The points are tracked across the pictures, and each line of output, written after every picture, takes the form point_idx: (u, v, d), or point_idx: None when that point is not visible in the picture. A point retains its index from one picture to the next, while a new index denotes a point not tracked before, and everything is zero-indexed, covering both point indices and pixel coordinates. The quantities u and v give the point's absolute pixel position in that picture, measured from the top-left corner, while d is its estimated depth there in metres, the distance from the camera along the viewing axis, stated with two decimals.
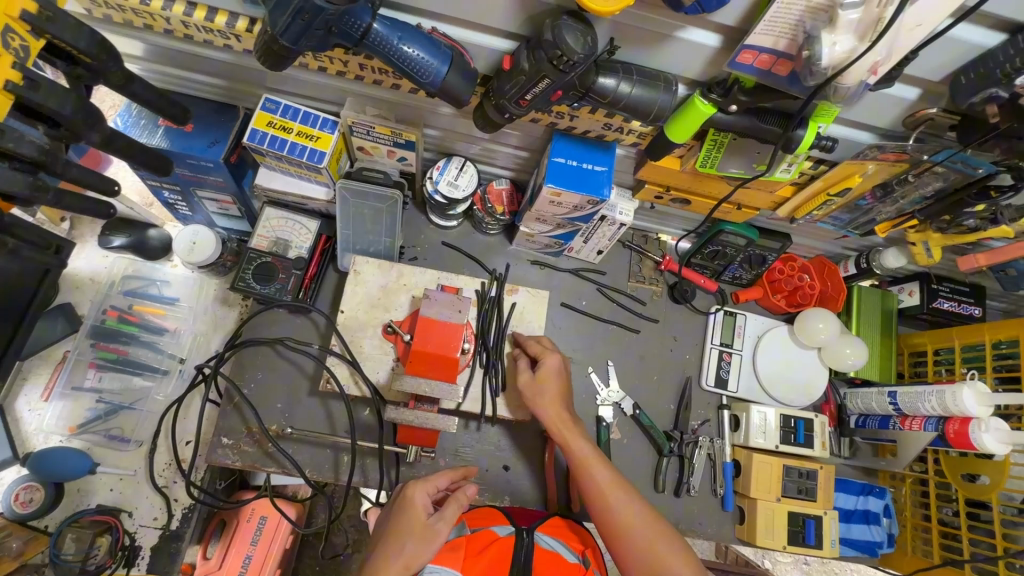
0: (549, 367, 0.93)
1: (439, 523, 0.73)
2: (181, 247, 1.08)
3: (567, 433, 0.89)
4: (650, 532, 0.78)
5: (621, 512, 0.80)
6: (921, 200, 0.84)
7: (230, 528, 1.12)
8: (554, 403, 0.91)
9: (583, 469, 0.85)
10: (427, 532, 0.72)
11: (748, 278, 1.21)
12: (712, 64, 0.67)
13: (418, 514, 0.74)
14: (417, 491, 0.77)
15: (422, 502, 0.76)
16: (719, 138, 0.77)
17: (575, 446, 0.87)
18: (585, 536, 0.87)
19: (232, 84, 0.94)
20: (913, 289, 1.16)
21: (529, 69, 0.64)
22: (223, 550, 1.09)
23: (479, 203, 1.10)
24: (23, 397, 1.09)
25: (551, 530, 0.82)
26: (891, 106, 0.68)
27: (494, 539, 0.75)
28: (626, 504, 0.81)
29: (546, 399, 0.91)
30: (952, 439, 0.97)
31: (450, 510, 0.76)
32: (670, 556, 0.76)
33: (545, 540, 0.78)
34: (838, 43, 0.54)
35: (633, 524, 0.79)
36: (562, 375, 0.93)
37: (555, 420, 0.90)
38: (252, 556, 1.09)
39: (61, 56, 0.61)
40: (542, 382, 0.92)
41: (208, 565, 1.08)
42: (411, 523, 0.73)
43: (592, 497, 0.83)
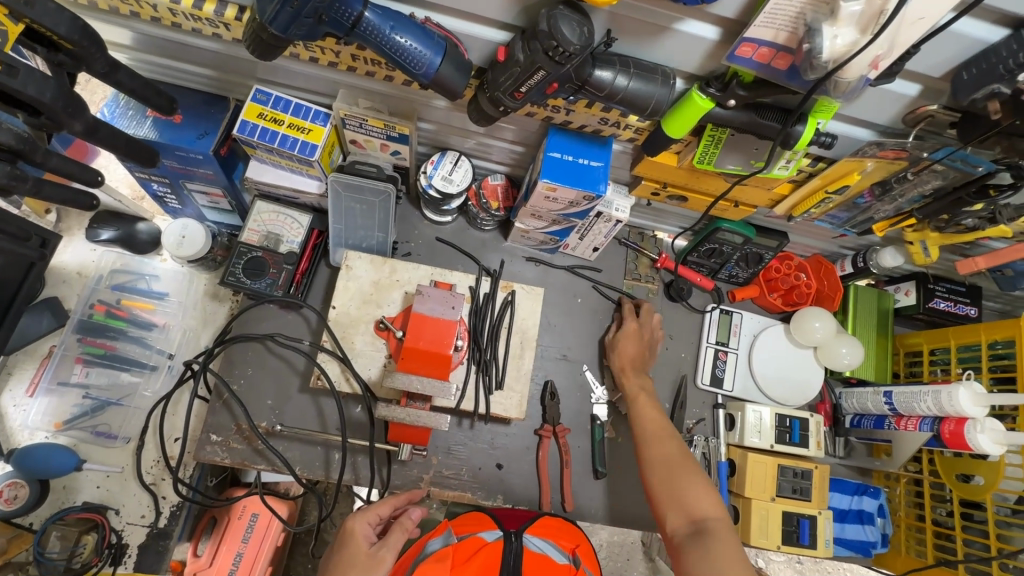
0: (628, 328, 1.09)
1: (383, 550, 0.76)
2: (170, 241, 1.06)
3: (635, 380, 1.05)
4: (682, 467, 0.87)
5: (662, 447, 0.91)
6: (919, 198, 0.83)
7: (221, 525, 1.11)
8: (625, 355, 1.07)
9: (638, 410, 0.99)
10: (371, 562, 0.75)
11: (745, 276, 1.20)
12: (710, 57, 0.66)
13: (360, 545, 0.77)
14: (359, 522, 0.80)
15: (364, 532, 0.79)
16: (717, 134, 0.76)
17: (637, 391, 1.02)
18: (577, 534, 0.86)
19: (222, 74, 0.92)
20: (910, 288, 1.16)
21: (524, 60, 0.62)
22: (213, 549, 1.09)
23: (474, 199, 1.09)
24: (8, 392, 1.07)
25: (540, 530, 0.81)
26: (892, 102, 0.66)
27: (481, 546, 0.74)
28: (669, 442, 0.92)
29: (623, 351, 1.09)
30: (947, 439, 0.96)
31: (394, 536, 0.78)
32: (696, 487, 0.84)
33: (535, 543, 0.77)
34: (839, 36, 0.53)
35: (669, 459, 0.89)
36: (637, 341, 1.09)
37: (626, 367, 1.06)
38: (243, 553, 1.08)
39: (43, 42, 0.59)
40: (621, 338, 1.09)
41: (197, 564, 1.08)
42: (354, 556, 0.75)
43: (640, 432, 0.96)
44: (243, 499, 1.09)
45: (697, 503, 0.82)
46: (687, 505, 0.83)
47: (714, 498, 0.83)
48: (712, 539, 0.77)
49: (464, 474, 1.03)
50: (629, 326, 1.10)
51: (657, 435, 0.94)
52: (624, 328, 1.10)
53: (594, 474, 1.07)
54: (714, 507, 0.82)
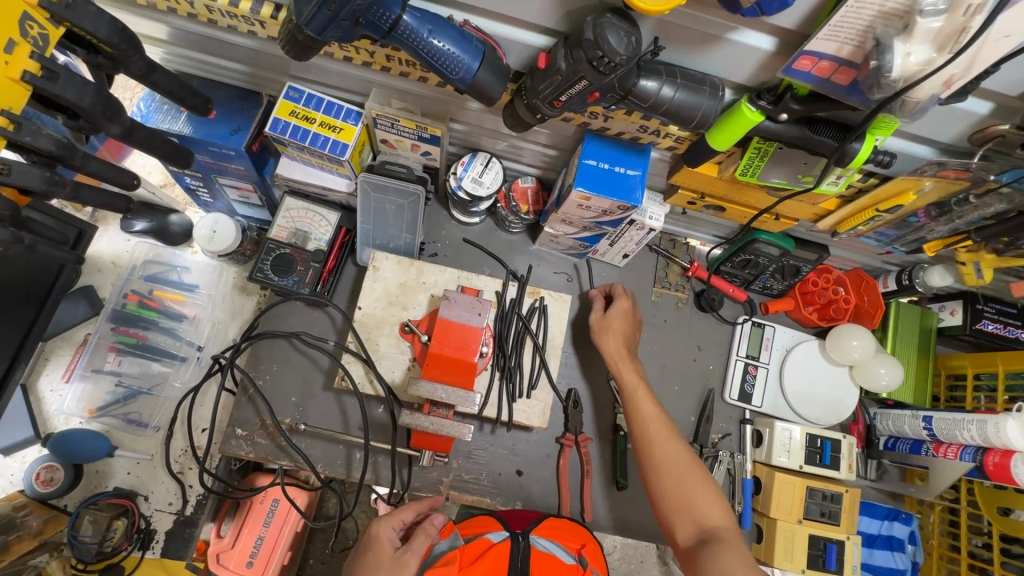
0: (620, 308, 1.05)
1: (407, 554, 0.74)
2: (202, 235, 1.07)
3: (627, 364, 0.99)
4: (688, 472, 0.83)
5: (667, 449, 0.86)
6: (980, 220, 0.77)
7: (243, 509, 1.10)
8: (617, 342, 1.02)
9: (633, 400, 0.93)
10: (396, 565, 0.73)
11: (779, 288, 1.15)
12: (764, 68, 0.62)
13: (385, 549, 0.76)
14: (382, 528, 0.79)
15: (389, 536, 0.78)
16: (764, 147, 0.72)
17: (629, 380, 0.96)
18: (585, 535, 0.85)
19: (255, 70, 0.91)
20: (956, 308, 1.11)
21: (566, 69, 0.60)
22: (236, 530, 1.08)
23: (503, 201, 1.06)
24: (45, 377, 1.10)
25: (547, 531, 0.81)
26: (959, 121, 0.62)
27: (488, 548, 0.73)
28: (668, 441, 0.87)
29: (615, 337, 1.03)
30: (991, 471, 0.92)
31: (417, 540, 0.76)
32: (701, 491, 0.81)
33: (542, 543, 0.77)
34: (912, 53, 0.49)
35: (674, 462, 0.84)
36: (627, 318, 1.05)
37: (614, 354, 1.00)
38: (264, 536, 1.08)
39: (82, 44, 0.58)
40: (611, 321, 1.04)
41: (222, 544, 1.07)
42: (379, 559, 0.75)
43: (637, 428, 0.90)
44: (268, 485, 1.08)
45: (706, 514, 0.79)
46: (697, 515, 0.79)
47: (720, 506, 0.80)
48: (717, 546, 0.74)
49: (484, 479, 1.03)
50: (626, 306, 1.05)
51: (659, 434, 0.88)
52: (618, 306, 1.05)
53: (615, 484, 1.06)
54: (720, 514, 0.79)
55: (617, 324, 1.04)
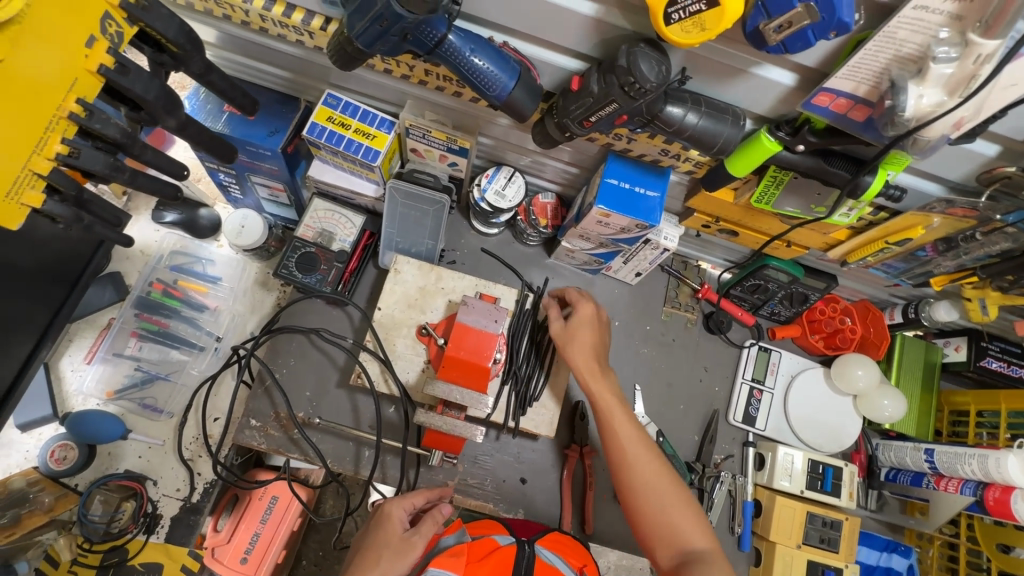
0: (582, 315, 0.94)
1: (416, 536, 0.78)
2: (230, 229, 1.11)
3: (602, 382, 0.87)
4: (671, 493, 0.77)
5: (648, 470, 0.79)
6: (985, 257, 0.80)
7: (242, 503, 1.13)
8: (585, 353, 0.90)
9: (609, 419, 0.84)
10: (404, 545, 0.77)
11: (787, 315, 1.18)
12: (783, 102, 0.65)
13: (394, 529, 0.79)
14: (394, 507, 0.83)
15: (400, 517, 0.81)
16: (780, 176, 0.76)
17: (604, 397, 0.86)
18: (584, 554, 0.86)
19: (297, 77, 0.96)
20: (960, 344, 1.13)
21: (598, 92, 0.64)
22: (233, 525, 1.11)
23: (523, 214, 1.10)
24: (67, 357, 1.13)
25: (551, 544, 0.81)
26: (968, 161, 0.65)
27: (494, 549, 0.74)
28: (648, 462, 0.80)
29: (582, 347, 0.91)
30: (990, 507, 0.93)
31: (426, 525, 0.80)
32: (683, 511, 0.76)
33: (546, 554, 0.77)
34: (925, 95, 0.53)
35: (656, 486, 0.77)
36: (593, 326, 0.93)
37: (583, 367, 0.89)
38: (260, 532, 1.10)
39: (148, 42, 0.63)
40: (576, 330, 0.93)
41: (217, 538, 1.10)
42: (388, 538, 0.78)
43: (616, 451, 0.81)
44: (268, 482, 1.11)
45: (691, 538, 0.74)
46: (681, 540, 0.74)
47: (700, 523, 0.75)
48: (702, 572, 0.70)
49: (488, 484, 1.05)
50: (584, 312, 0.94)
51: (639, 456, 0.80)
52: (579, 313, 0.94)
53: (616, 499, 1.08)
54: (699, 531, 0.75)
55: (583, 335, 0.92)
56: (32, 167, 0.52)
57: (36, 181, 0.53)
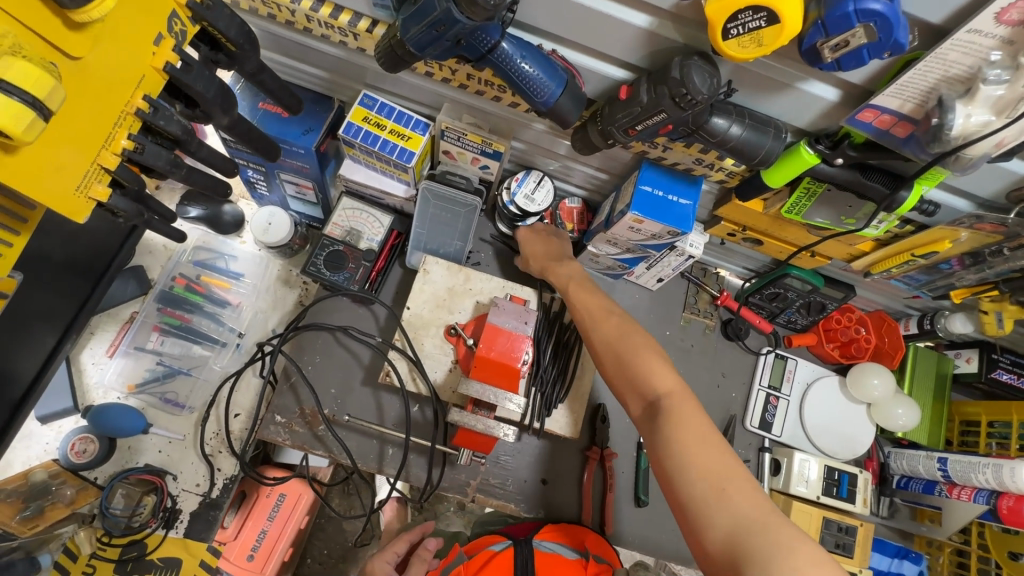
0: (525, 234, 1.08)
1: None
2: (257, 226, 1.12)
3: (559, 272, 0.99)
4: (630, 346, 0.79)
5: (609, 328, 0.83)
6: (1008, 272, 0.83)
7: (249, 500, 1.19)
8: (541, 258, 1.04)
9: (574, 294, 0.93)
10: None
11: (803, 323, 1.20)
12: (825, 116, 0.67)
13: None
14: (377, 563, 0.93)
15: (384, 568, 0.92)
16: (813, 188, 0.77)
17: (565, 280, 0.96)
18: (579, 531, 0.95)
19: (333, 76, 0.97)
20: (972, 356, 1.16)
21: (647, 102, 0.65)
22: (239, 522, 1.17)
23: (549, 218, 1.12)
24: (88, 350, 1.12)
25: (549, 535, 0.89)
26: (1001, 178, 0.67)
27: (492, 557, 0.81)
28: (608, 322, 0.84)
29: (539, 253, 1.05)
30: (1003, 515, 0.95)
31: (414, 569, 0.91)
32: (650, 361, 0.75)
33: (545, 546, 0.85)
34: (972, 115, 0.55)
35: (615, 341, 0.81)
36: (544, 236, 1.08)
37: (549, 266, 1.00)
38: (267, 529, 1.17)
39: (206, 40, 0.63)
40: (529, 246, 1.08)
41: (225, 534, 1.15)
42: None
43: (582, 320, 0.88)
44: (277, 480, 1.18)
45: (651, 380, 0.74)
46: (642, 384, 0.74)
47: (669, 372, 0.74)
48: (663, 413, 0.69)
49: (510, 484, 1.06)
50: (537, 228, 1.09)
51: (600, 319, 0.86)
52: (524, 234, 1.08)
53: (636, 501, 1.09)
54: (668, 379, 0.73)
55: (535, 247, 1.07)
56: (100, 161, 0.52)
57: (103, 175, 0.53)
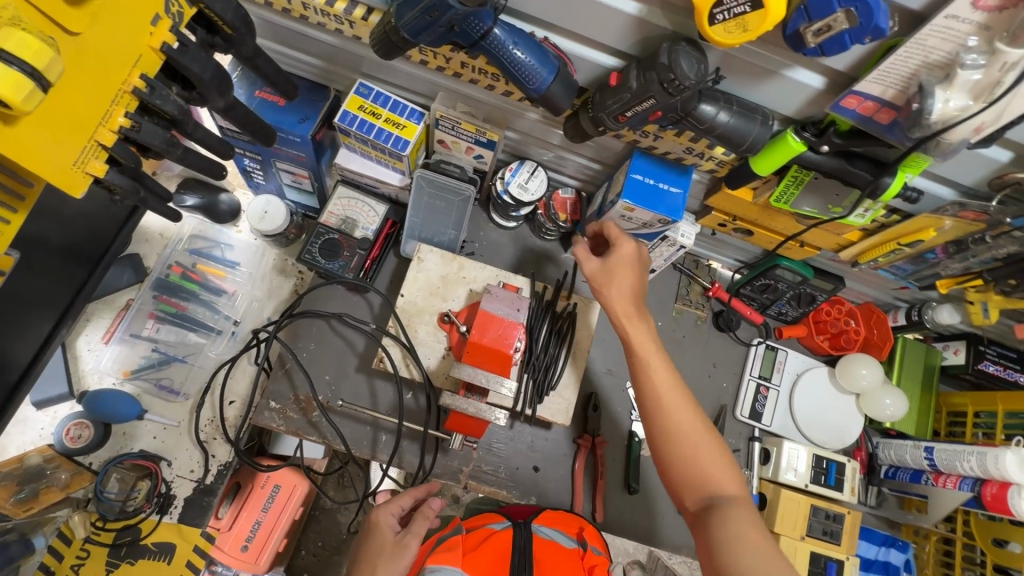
0: (621, 254, 0.87)
1: (408, 537, 0.81)
2: (253, 214, 1.13)
3: (628, 309, 0.83)
4: (701, 442, 0.73)
5: (680, 415, 0.75)
6: (990, 261, 0.84)
7: (245, 491, 1.18)
8: (624, 295, 0.84)
9: (646, 361, 0.79)
10: (398, 549, 0.80)
11: (794, 315, 1.22)
12: (811, 104, 0.69)
13: (386, 534, 0.83)
14: (382, 514, 0.86)
15: (389, 523, 0.85)
16: (801, 175, 0.79)
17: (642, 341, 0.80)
18: (574, 519, 0.94)
19: (329, 65, 0.98)
20: (959, 348, 1.17)
21: (636, 88, 0.67)
22: (235, 513, 1.16)
23: (543, 208, 1.13)
24: (84, 337, 1.13)
25: (547, 521, 0.88)
26: (982, 166, 0.69)
27: (489, 536, 0.80)
28: (682, 408, 0.75)
29: (621, 291, 0.85)
30: (988, 502, 0.97)
31: (417, 525, 0.83)
32: (718, 459, 0.73)
33: (543, 531, 0.83)
34: (951, 100, 0.56)
35: (686, 432, 0.74)
36: (636, 265, 0.87)
37: (624, 307, 0.83)
38: (262, 520, 1.15)
39: (203, 24, 0.64)
40: (615, 271, 0.86)
41: (219, 523, 1.16)
42: (382, 545, 0.81)
43: (644, 398, 0.77)
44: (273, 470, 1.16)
45: (718, 481, 0.71)
46: (707, 482, 0.71)
47: (734, 473, 0.72)
48: (721, 514, 0.68)
49: (502, 471, 1.07)
50: (626, 248, 0.87)
51: (672, 403, 0.76)
52: (616, 255, 0.87)
53: (626, 488, 1.11)
54: (731, 480, 0.72)
55: (622, 277, 0.86)
56: (98, 137, 0.54)
57: (100, 152, 0.55)
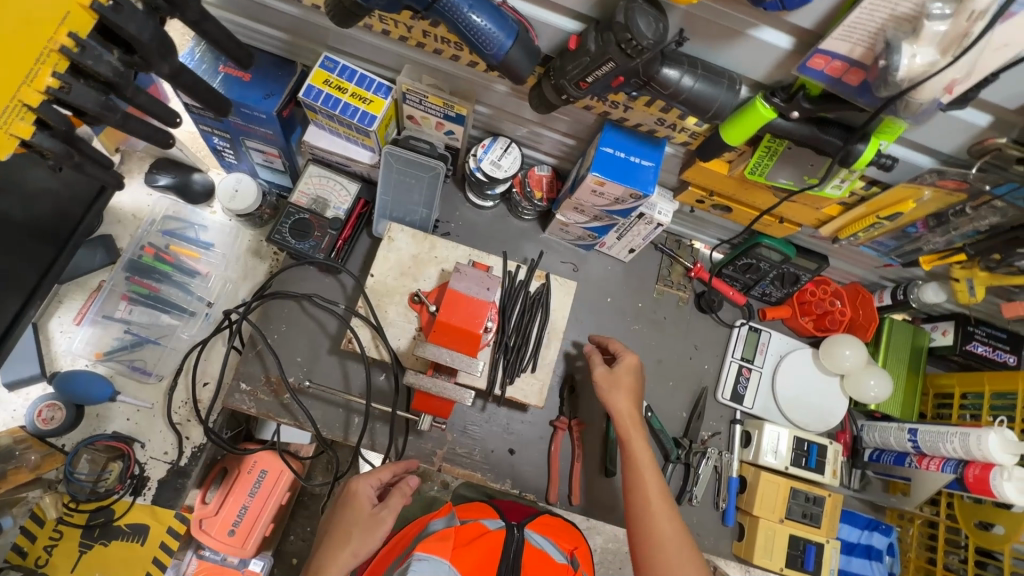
0: (626, 364, 0.95)
1: (383, 512, 0.79)
2: (223, 193, 1.11)
3: (627, 410, 0.90)
4: (682, 555, 0.77)
5: (665, 526, 0.80)
6: (974, 233, 0.81)
7: (230, 477, 1.17)
8: (630, 402, 0.91)
9: (637, 467, 0.86)
10: (373, 522, 0.78)
11: (778, 296, 1.19)
12: (780, 67, 0.66)
13: (362, 506, 0.80)
14: (361, 485, 0.82)
15: (367, 494, 0.81)
16: (774, 146, 0.76)
17: (642, 452, 0.87)
18: (573, 534, 0.84)
19: (294, 38, 0.95)
20: (948, 328, 1.14)
21: (596, 51, 0.64)
22: (221, 498, 1.15)
23: (519, 186, 1.10)
24: (56, 319, 1.12)
25: (542, 528, 0.80)
26: (960, 132, 0.66)
27: (482, 533, 0.72)
28: (667, 520, 0.80)
29: (625, 397, 0.92)
30: (970, 483, 0.95)
31: (394, 501, 0.81)
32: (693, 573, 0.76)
33: (535, 539, 0.75)
34: (918, 54, 0.53)
35: (667, 546, 0.78)
36: (636, 375, 0.95)
37: (626, 417, 0.90)
38: (248, 505, 1.15)
39: None
40: (618, 377, 0.94)
41: (205, 510, 1.14)
42: (357, 516, 0.79)
43: (633, 504, 0.83)
44: (256, 454, 1.16)
45: None
46: None
47: None
48: None
49: (476, 454, 1.06)
50: (627, 359, 0.96)
51: (658, 514, 0.81)
52: (622, 361, 0.96)
53: (605, 472, 1.08)
54: None
55: (627, 381, 0.94)
56: (21, 98, 0.53)
57: (26, 113, 0.54)
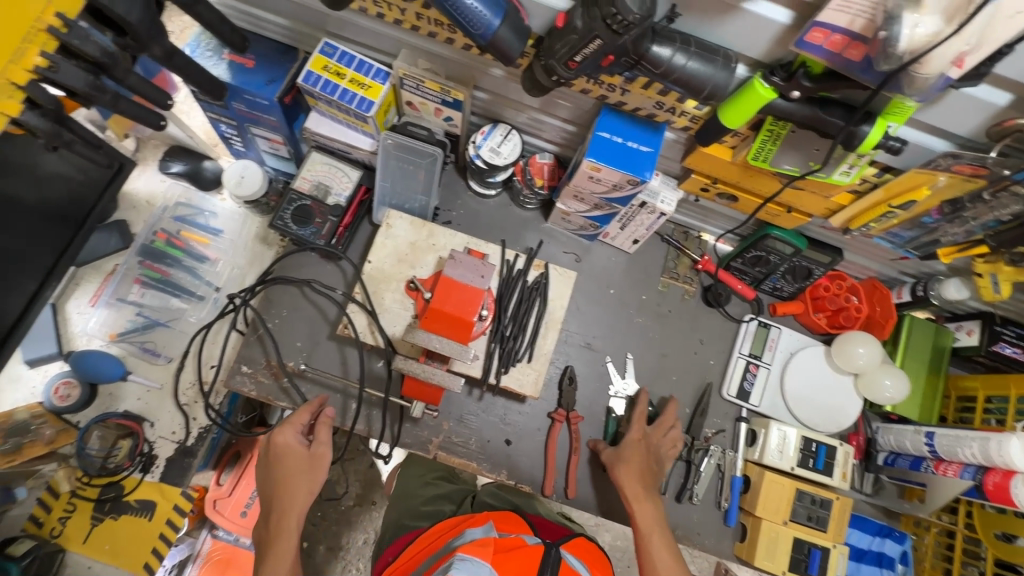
0: (631, 442, 0.99)
1: (320, 447, 0.91)
2: (230, 180, 1.12)
3: (631, 478, 0.94)
4: None
5: None
6: (997, 223, 0.76)
7: (244, 460, 1.22)
8: (632, 476, 0.94)
9: (650, 543, 0.88)
10: (317, 460, 0.90)
11: (790, 291, 1.14)
12: (779, 43, 0.63)
13: (297, 451, 0.89)
14: (285, 435, 0.89)
15: (295, 441, 0.90)
16: (776, 128, 0.73)
17: (651, 523, 0.90)
18: (606, 566, 0.81)
19: (295, 25, 0.95)
20: (973, 328, 1.07)
21: (582, 28, 0.62)
22: (235, 481, 1.19)
23: (520, 174, 1.09)
24: (74, 301, 1.17)
25: (578, 550, 0.77)
26: (976, 111, 0.62)
27: (520, 545, 0.71)
28: None
29: (631, 471, 0.95)
30: (990, 492, 0.89)
31: (323, 433, 0.92)
32: None
33: (571, 559, 0.73)
34: (921, 24, 0.50)
35: None
36: (642, 450, 0.98)
37: (632, 492, 0.93)
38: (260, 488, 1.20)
39: None
40: (625, 454, 0.97)
41: (219, 491, 1.19)
42: (298, 462, 0.89)
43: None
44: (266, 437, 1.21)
45: None
46: None
47: None
48: None
49: (472, 443, 1.05)
50: (636, 436, 1.00)
51: None
52: (628, 438, 0.99)
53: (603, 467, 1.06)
54: None
55: (631, 457, 0.97)
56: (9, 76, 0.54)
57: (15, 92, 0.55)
